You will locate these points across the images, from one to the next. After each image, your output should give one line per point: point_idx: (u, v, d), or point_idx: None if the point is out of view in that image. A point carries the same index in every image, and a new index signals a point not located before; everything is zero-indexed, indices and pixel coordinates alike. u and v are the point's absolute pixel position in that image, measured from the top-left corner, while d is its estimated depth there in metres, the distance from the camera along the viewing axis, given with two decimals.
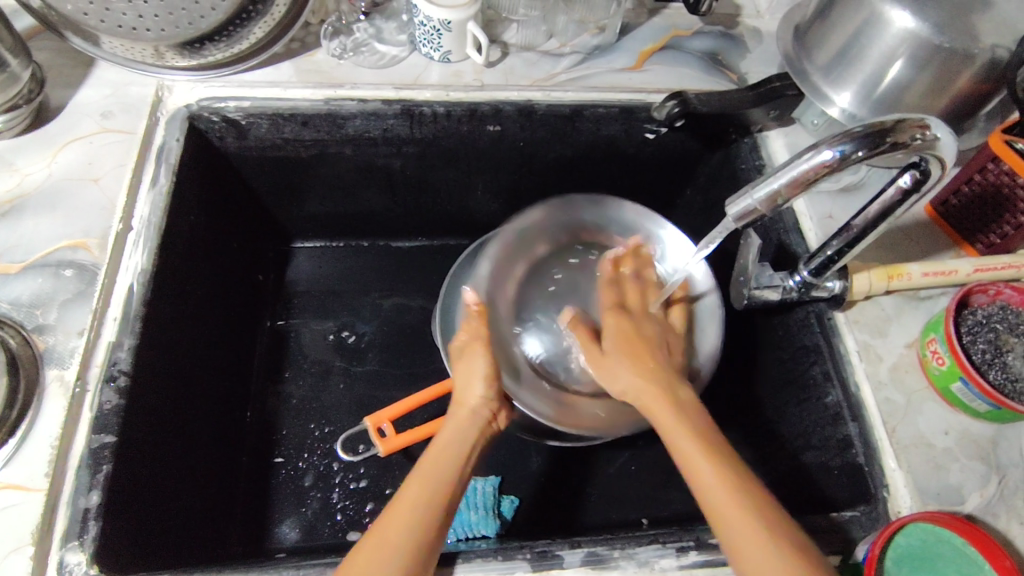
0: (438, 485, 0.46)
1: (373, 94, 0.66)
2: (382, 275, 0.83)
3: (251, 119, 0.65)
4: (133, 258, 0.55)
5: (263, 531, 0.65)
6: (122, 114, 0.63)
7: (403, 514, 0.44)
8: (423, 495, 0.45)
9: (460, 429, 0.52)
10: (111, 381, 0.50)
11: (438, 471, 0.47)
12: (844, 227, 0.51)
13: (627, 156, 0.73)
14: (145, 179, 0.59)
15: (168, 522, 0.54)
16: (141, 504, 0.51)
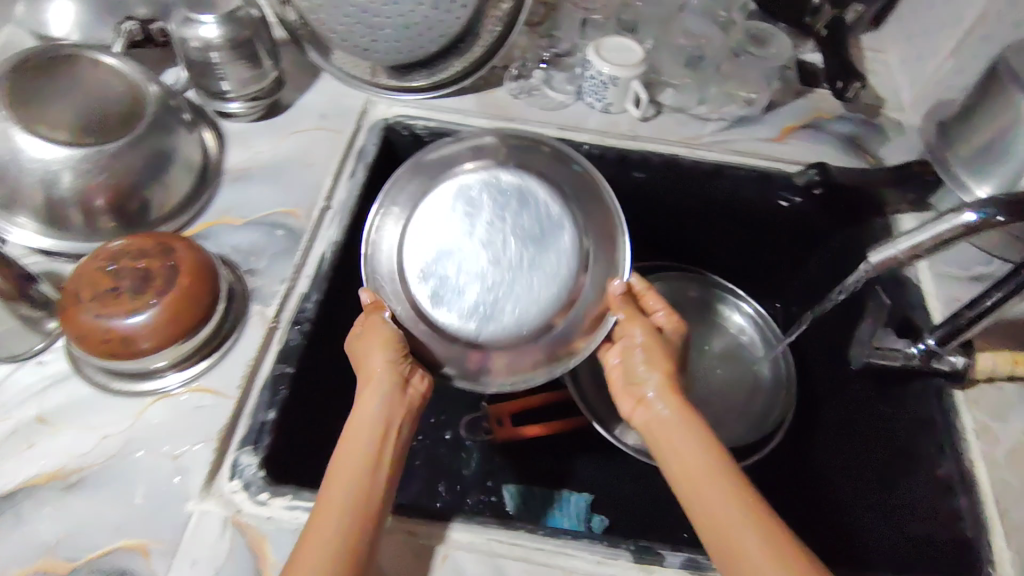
0: (352, 482, 0.47)
1: (538, 130, 0.76)
2: None
3: (433, 137, 0.76)
4: (327, 231, 0.66)
5: None
6: (335, 116, 0.75)
7: (327, 514, 0.45)
8: (343, 497, 0.46)
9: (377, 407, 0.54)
10: (297, 325, 0.59)
11: (352, 468, 0.48)
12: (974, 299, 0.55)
13: (758, 220, 0.78)
14: (346, 171, 0.71)
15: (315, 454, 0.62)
16: (296, 430, 0.58)
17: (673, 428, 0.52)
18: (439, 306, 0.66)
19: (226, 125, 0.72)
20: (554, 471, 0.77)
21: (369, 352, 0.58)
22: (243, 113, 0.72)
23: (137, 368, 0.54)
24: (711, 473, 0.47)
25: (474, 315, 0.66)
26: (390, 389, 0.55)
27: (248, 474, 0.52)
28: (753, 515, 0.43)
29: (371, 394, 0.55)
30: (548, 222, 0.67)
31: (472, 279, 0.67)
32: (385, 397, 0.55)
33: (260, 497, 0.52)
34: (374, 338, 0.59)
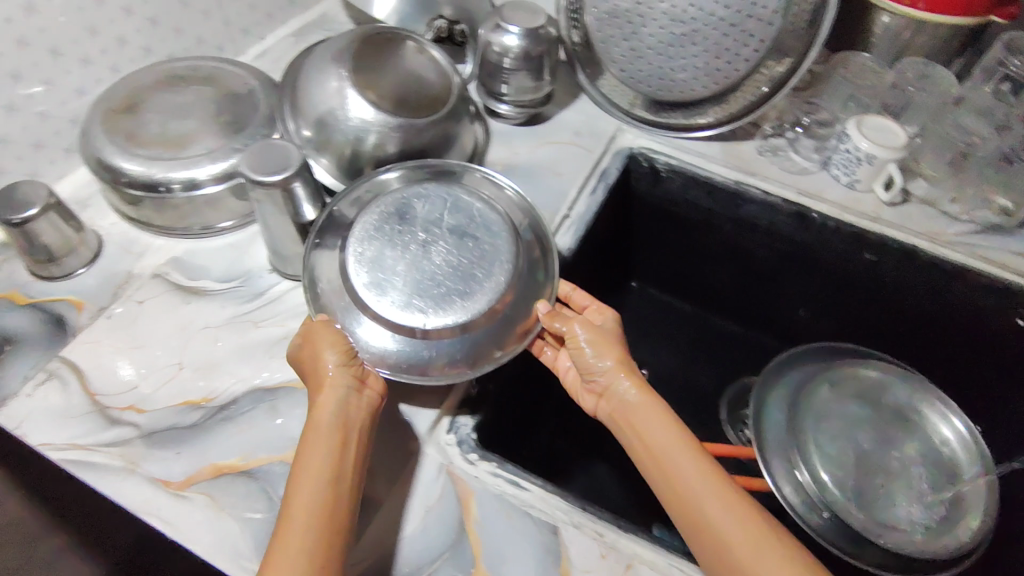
0: (317, 490, 0.47)
1: (777, 190, 0.77)
2: (692, 339, 0.93)
3: (670, 173, 0.80)
4: (564, 238, 0.72)
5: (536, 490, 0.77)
6: (588, 136, 0.81)
7: (291, 543, 0.44)
8: (310, 511, 0.46)
9: (336, 414, 0.51)
10: None
11: (314, 475, 0.47)
12: None
13: (987, 334, 0.73)
14: (586, 187, 0.77)
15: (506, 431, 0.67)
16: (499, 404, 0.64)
17: (644, 408, 0.56)
18: (383, 295, 0.59)
19: (494, 123, 0.81)
20: None
21: (322, 357, 0.54)
22: (511, 116, 0.80)
23: None
24: (695, 458, 0.51)
25: (406, 300, 0.59)
26: (347, 392, 0.52)
27: (464, 432, 0.58)
28: (734, 497, 0.48)
29: (328, 397, 0.52)
30: (480, 227, 0.64)
31: (413, 267, 0.61)
32: (340, 399, 0.52)
33: (471, 456, 0.57)
34: (326, 342, 0.54)
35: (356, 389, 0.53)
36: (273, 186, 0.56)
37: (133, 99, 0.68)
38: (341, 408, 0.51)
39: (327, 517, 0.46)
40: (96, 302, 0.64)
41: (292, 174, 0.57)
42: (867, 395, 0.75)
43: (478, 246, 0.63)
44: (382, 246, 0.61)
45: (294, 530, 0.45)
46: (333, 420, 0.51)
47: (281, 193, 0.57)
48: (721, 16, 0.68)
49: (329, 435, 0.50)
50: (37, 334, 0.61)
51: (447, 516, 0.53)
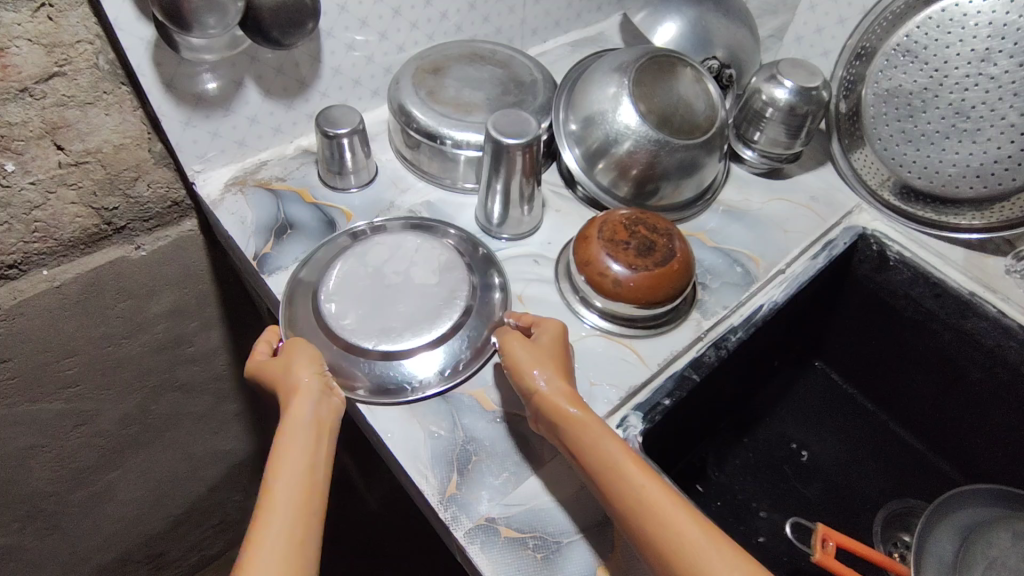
0: (297, 479, 0.50)
1: (1016, 314, 0.72)
2: (863, 436, 0.88)
3: (900, 264, 0.77)
4: (773, 291, 0.73)
5: None
6: (823, 203, 0.81)
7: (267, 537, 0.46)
8: (290, 499, 0.48)
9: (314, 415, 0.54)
10: (718, 348, 0.68)
11: (292, 470, 0.50)
12: None
13: None
14: (809, 252, 0.77)
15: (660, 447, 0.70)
16: (668, 423, 0.67)
17: (582, 427, 0.53)
18: (330, 307, 0.64)
19: (735, 167, 0.85)
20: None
21: (292, 368, 0.57)
22: (753, 164, 0.83)
23: (590, 294, 0.67)
24: (651, 487, 0.49)
25: (354, 321, 0.63)
26: (319, 398, 0.56)
27: (632, 432, 0.61)
28: (694, 532, 0.46)
29: (302, 401, 0.55)
30: (445, 271, 0.68)
31: (369, 296, 0.65)
32: (311, 404, 0.55)
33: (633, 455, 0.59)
34: (299, 354, 0.58)
35: (326, 395, 0.56)
36: (512, 149, 0.65)
37: (442, 63, 0.80)
38: (317, 414, 0.55)
39: (305, 511, 0.48)
40: (361, 217, 0.75)
41: (525, 143, 0.65)
42: None
43: (443, 288, 0.66)
44: (347, 278, 0.66)
45: (269, 517, 0.47)
46: (308, 422, 0.54)
47: (518, 157, 0.66)
48: (1010, 121, 0.69)
49: (306, 434, 0.53)
50: (312, 227, 0.74)
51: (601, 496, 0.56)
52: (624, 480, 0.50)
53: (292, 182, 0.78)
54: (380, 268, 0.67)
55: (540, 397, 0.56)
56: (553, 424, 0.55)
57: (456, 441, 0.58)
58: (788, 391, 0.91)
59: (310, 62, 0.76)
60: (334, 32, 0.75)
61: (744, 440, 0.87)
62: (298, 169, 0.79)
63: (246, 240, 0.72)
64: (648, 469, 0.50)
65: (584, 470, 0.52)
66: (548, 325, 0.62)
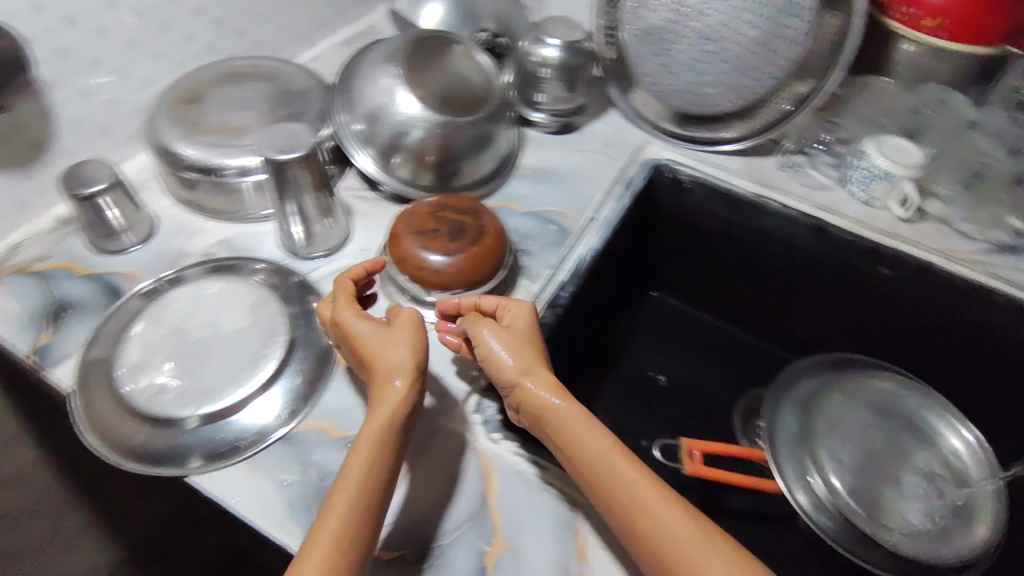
0: (364, 496, 0.46)
1: (795, 204, 0.81)
2: (709, 347, 0.95)
3: (694, 184, 0.83)
4: (589, 239, 0.75)
5: None
6: (615, 146, 0.85)
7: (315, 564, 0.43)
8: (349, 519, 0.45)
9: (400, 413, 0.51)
10: (553, 307, 0.68)
11: (361, 484, 0.47)
12: None
13: (1003, 354, 0.74)
14: (614, 194, 0.80)
15: None
16: None
17: (570, 425, 0.52)
18: (134, 383, 0.58)
19: (528, 131, 0.86)
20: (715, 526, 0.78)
21: (395, 352, 0.54)
22: (543, 124, 0.85)
23: (418, 292, 0.65)
24: (641, 483, 0.47)
25: (171, 390, 0.57)
26: (414, 392, 0.52)
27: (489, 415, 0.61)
28: (688, 533, 0.44)
29: (397, 395, 0.51)
30: (262, 311, 0.64)
31: (182, 360, 0.60)
32: (401, 400, 0.51)
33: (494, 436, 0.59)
34: (404, 334, 0.54)
35: (419, 392, 0.53)
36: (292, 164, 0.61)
37: (198, 91, 0.73)
38: (405, 412, 0.51)
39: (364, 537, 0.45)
40: (150, 275, 0.68)
41: (303, 155, 0.61)
42: (878, 411, 0.77)
43: (265, 329, 0.62)
44: (150, 348, 0.60)
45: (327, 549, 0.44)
46: (394, 421, 0.50)
47: (298, 169, 0.62)
48: (750, 35, 0.73)
49: (393, 437, 0.50)
50: (92, 302, 0.65)
51: (471, 485, 0.56)
52: (608, 471, 0.48)
53: (57, 258, 0.68)
54: (187, 327, 0.62)
55: (526, 391, 0.54)
56: (540, 418, 0.53)
57: (308, 482, 0.54)
58: (634, 328, 0.96)
59: (40, 120, 0.66)
60: (62, 81, 0.66)
61: (606, 384, 0.90)
62: (59, 243, 0.70)
63: (14, 338, 0.62)
64: (643, 467, 0.49)
65: (576, 469, 0.51)
66: (512, 311, 0.60)
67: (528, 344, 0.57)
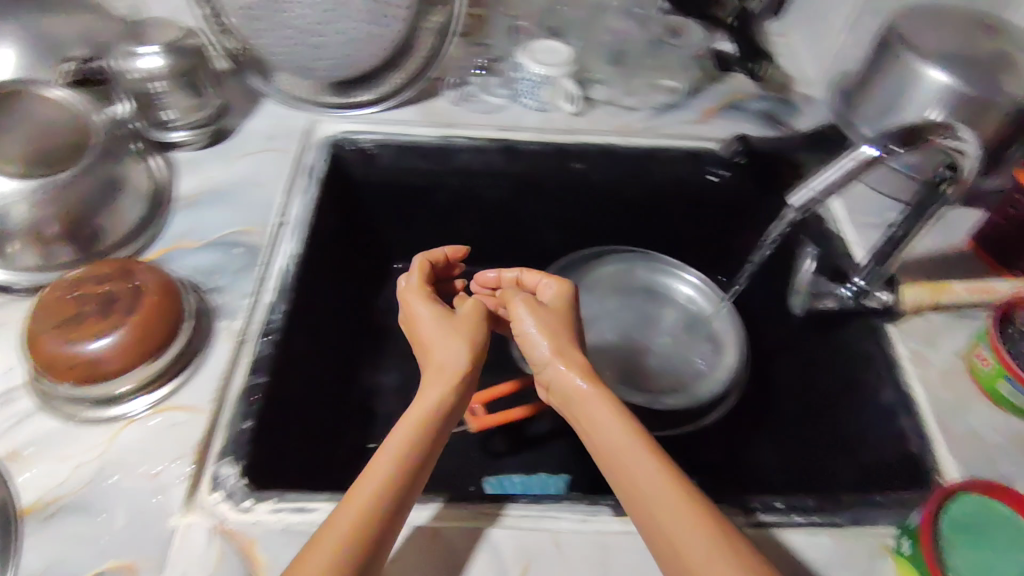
0: (384, 483, 0.45)
1: (480, 134, 0.81)
2: (469, 296, 0.93)
3: (379, 148, 0.79)
4: (286, 246, 0.68)
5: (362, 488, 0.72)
6: (281, 138, 0.78)
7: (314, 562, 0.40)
8: (358, 510, 0.43)
9: (441, 391, 0.52)
10: (267, 335, 0.61)
11: (388, 473, 0.45)
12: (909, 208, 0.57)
13: (694, 199, 0.84)
14: (296, 188, 0.74)
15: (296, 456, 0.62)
16: (281, 432, 0.60)
17: (587, 407, 0.51)
18: None
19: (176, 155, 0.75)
20: (530, 458, 0.79)
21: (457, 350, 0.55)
22: (190, 141, 0.74)
23: (103, 393, 0.54)
24: (651, 474, 0.45)
25: None
26: (462, 365, 0.54)
27: (232, 484, 0.52)
28: (698, 525, 0.42)
29: (451, 364, 0.54)
30: None
31: None
32: (444, 394, 0.52)
33: (244, 504, 0.51)
34: (461, 336, 0.56)
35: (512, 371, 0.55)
36: None
37: None
38: (444, 390, 0.52)
39: (369, 545, 0.42)
40: None
41: None
42: (625, 287, 0.83)
43: None
44: None
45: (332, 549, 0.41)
46: (439, 399, 0.51)
47: None
48: None
49: (432, 414, 0.50)
50: None
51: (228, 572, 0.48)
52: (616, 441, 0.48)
53: None
54: None
55: (555, 370, 0.53)
56: (567, 404, 0.53)
57: None
58: (390, 307, 0.90)
59: None
60: None
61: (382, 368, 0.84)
62: None
63: None
64: (671, 463, 0.47)
65: (598, 456, 0.50)
66: (551, 290, 0.61)
67: (557, 331, 0.56)
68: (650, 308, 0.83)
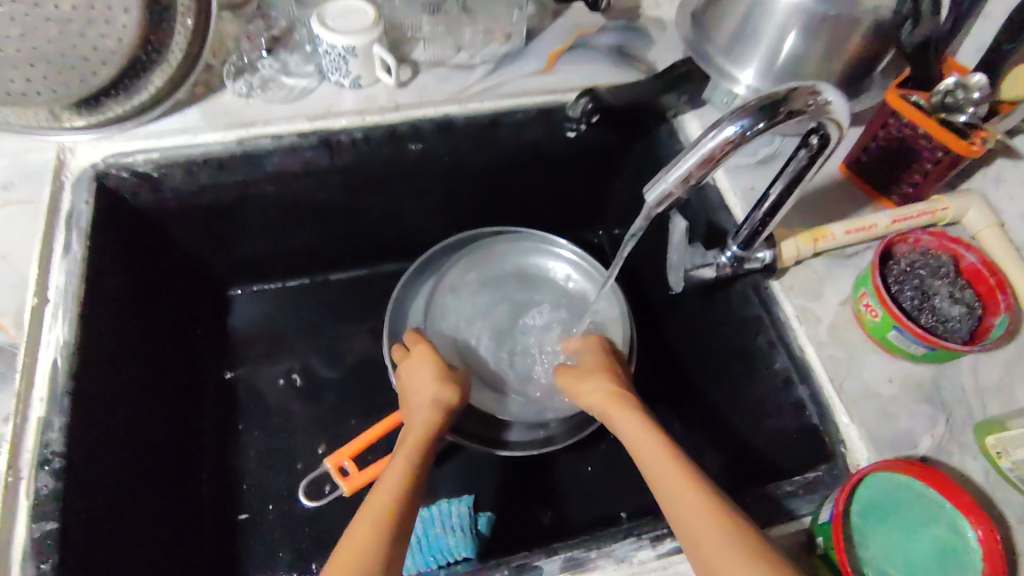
0: (395, 486, 0.47)
1: (287, 129, 0.65)
2: (328, 305, 0.82)
3: (164, 170, 0.63)
4: (54, 329, 0.54)
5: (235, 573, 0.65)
6: (23, 185, 0.59)
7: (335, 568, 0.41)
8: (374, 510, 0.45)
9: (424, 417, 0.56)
10: (46, 465, 0.49)
11: (394, 479, 0.48)
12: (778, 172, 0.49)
13: (553, 157, 0.74)
14: (58, 247, 0.57)
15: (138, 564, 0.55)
16: (104, 556, 0.51)
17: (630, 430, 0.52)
18: None
19: None
20: (427, 485, 0.72)
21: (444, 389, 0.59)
22: None
23: None
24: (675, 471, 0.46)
25: None
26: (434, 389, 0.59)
27: None
28: (710, 508, 0.42)
29: (427, 391, 0.59)
30: None
31: None
32: (425, 421, 0.56)
33: None
34: (447, 376, 0.60)
35: (448, 387, 0.59)
36: None
37: None
38: (428, 415, 0.56)
39: (388, 535, 0.43)
40: None
41: None
42: (497, 277, 0.76)
43: None
44: None
45: (345, 551, 0.42)
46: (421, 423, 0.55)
47: None
48: None
49: (417, 433, 0.54)
50: None
51: None
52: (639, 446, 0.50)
53: None
54: None
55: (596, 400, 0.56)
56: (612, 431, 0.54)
57: None
58: (230, 342, 0.78)
59: None
60: None
61: (240, 423, 0.73)
62: None
63: None
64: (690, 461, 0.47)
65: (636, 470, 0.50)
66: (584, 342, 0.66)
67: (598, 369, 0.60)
68: (528, 295, 0.75)
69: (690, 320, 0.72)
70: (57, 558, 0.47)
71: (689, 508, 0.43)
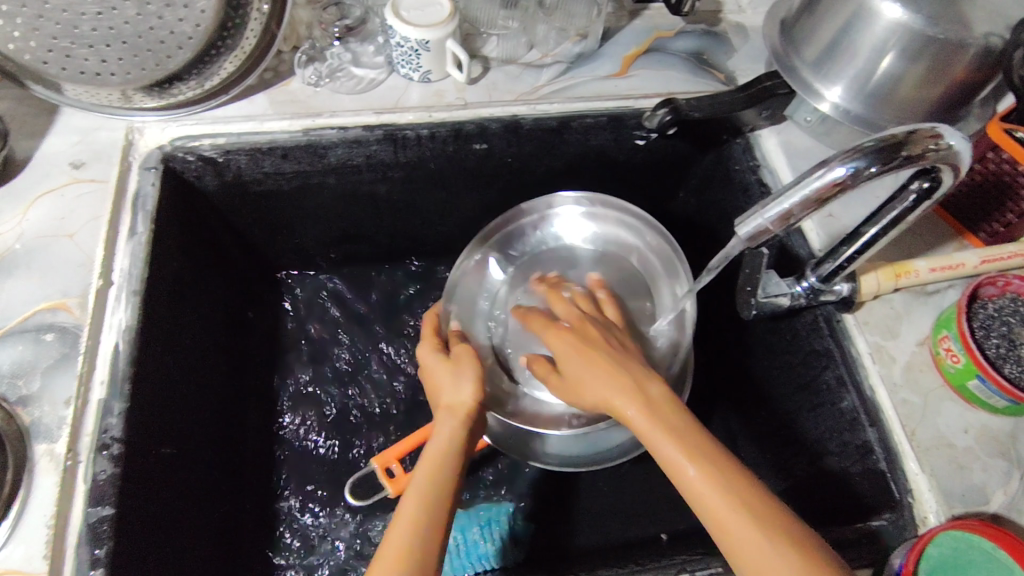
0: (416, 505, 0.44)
1: (352, 121, 0.63)
2: (377, 297, 0.81)
3: (228, 156, 0.62)
4: (117, 315, 0.54)
5: (274, 561, 0.66)
6: (93, 162, 0.60)
7: None
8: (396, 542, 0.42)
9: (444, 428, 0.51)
10: (104, 450, 0.49)
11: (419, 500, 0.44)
12: (854, 234, 0.50)
13: (619, 163, 0.72)
14: (123, 230, 0.57)
15: (184, 561, 0.54)
16: (151, 550, 0.51)
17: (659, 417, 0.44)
18: None
19: None
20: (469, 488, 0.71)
21: (452, 383, 0.54)
22: None
23: None
24: (714, 487, 0.40)
25: None
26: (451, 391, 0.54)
27: None
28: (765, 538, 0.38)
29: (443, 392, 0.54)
30: None
31: None
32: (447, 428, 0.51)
33: None
34: (458, 372, 0.55)
35: (459, 385, 0.54)
36: None
37: None
38: (445, 424, 0.51)
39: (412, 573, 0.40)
40: None
41: None
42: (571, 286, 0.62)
43: None
44: None
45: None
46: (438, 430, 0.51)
47: None
48: None
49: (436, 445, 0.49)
50: None
51: None
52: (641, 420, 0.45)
53: None
54: None
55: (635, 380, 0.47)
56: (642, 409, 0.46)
57: None
58: (281, 326, 0.78)
59: None
60: None
61: (286, 410, 0.73)
62: None
63: None
64: (733, 471, 0.41)
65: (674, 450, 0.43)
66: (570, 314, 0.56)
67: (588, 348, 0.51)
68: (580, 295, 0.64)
69: (755, 343, 0.69)
70: (110, 546, 0.47)
71: (739, 529, 0.38)
